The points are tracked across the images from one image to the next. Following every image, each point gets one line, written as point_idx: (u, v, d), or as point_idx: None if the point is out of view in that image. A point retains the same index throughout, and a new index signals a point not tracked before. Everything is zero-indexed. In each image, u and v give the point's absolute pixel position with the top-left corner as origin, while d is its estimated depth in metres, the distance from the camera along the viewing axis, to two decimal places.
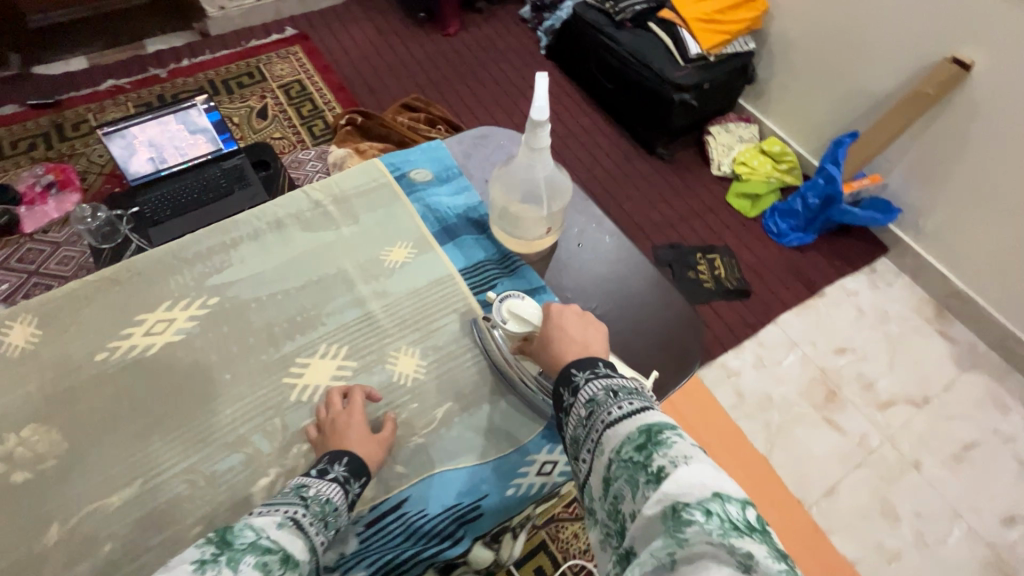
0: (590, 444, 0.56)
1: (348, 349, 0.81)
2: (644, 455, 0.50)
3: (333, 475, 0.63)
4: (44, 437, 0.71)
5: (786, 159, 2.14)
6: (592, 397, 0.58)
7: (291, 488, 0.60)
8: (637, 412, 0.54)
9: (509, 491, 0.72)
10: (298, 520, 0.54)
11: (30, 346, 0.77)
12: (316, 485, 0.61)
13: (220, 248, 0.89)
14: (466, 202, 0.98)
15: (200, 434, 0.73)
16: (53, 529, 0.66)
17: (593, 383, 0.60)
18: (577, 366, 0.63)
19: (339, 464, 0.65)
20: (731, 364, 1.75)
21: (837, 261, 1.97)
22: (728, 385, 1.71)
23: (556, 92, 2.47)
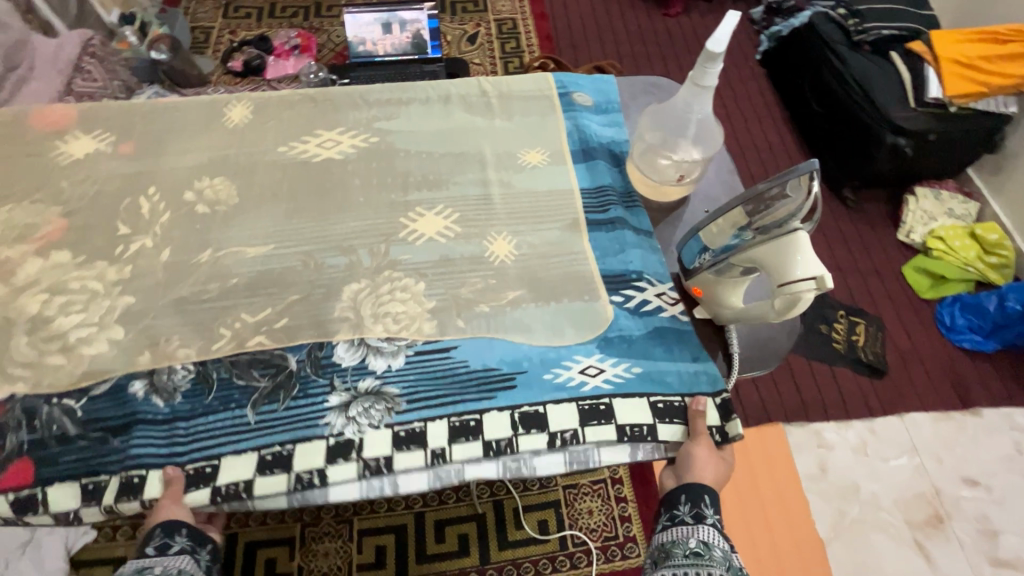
0: (682, 572, 0.65)
1: (459, 217, 0.90)
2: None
3: (176, 547, 0.66)
4: (224, 189, 0.91)
5: (1000, 251, 1.80)
6: (702, 542, 0.67)
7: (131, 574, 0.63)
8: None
9: (548, 375, 0.76)
10: None
11: (241, 122, 0.98)
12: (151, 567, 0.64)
13: (394, 102, 1.02)
14: (613, 135, 1.00)
15: (325, 232, 0.87)
16: (207, 252, 0.84)
17: (713, 530, 0.69)
18: (692, 491, 0.72)
19: (177, 536, 0.66)
20: (826, 435, 1.56)
21: (1012, 386, 1.65)
22: (814, 454, 1.54)
23: (754, 99, 2.31)
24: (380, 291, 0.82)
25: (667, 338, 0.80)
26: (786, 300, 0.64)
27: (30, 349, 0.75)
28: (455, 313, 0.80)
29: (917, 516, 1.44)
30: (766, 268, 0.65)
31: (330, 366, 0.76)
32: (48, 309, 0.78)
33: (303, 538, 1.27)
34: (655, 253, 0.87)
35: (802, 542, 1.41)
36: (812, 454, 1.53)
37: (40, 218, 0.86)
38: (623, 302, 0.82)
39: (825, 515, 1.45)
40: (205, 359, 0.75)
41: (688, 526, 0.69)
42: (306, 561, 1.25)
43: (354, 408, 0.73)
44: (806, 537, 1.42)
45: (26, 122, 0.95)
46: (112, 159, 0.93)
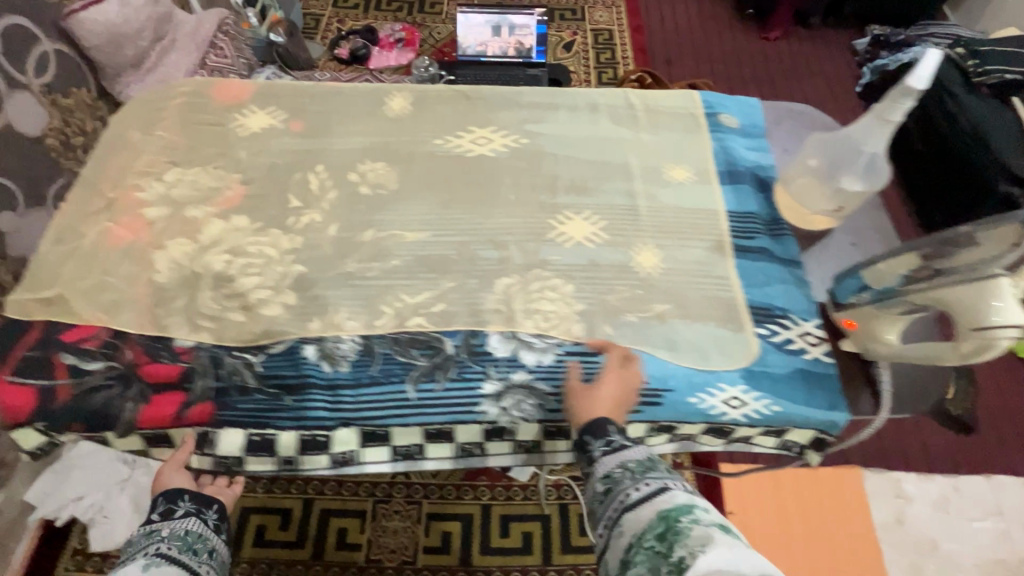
0: (607, 520, 0.62)
1: (607, 225, 0.92)
2: (664, 548, 0.53)
3: (182, 509, 0.72)
4: (386, 174, 0.96)
5: None
6: (609, 473, 0.66)
7: (144, 536, 0.69)
8: (655, 495, 0.60)
9: (692, 399, 0.77)
10: (163, 555, 0.65)
11: (401, 113, 1.03)
12: (159, 529, 0.70)
13: (544, 106, 1.06)
14: (758, 160, 1.01)
15: (478, 225, 0.91)
16: (370, 232, 0.89)
17: (607, 458, 0.67)
18: (600, 424, 0.71)
19: (176, 501, 0.72)
20: (905, 486, 1.51)
21: None
22: (890, 503, 1.49)
23: None
24: (531, 287, 0.85)
25: (812, 378, 0.79)
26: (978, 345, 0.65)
27: (214, 303, 0.81)
28: (604, 318, 0.83)
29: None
30: (954, 314, 0.66)
31: (485, 355, 0.79)
32: (229, 268, 0.84)
33: (375, 512, 1.29)
34: (799, 288, 0.87)
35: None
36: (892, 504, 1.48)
37: (223, 183, 0.93)
38: (769, 328, 0.83)
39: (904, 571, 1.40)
40: (370, 333, 0.80)
41: (599, 459, 0.68)
42: (376, 534, 1.28)
43: (508, 399, 0.76)
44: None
45: (209, 93, 1.03)
46: (284, 135, 0.99)
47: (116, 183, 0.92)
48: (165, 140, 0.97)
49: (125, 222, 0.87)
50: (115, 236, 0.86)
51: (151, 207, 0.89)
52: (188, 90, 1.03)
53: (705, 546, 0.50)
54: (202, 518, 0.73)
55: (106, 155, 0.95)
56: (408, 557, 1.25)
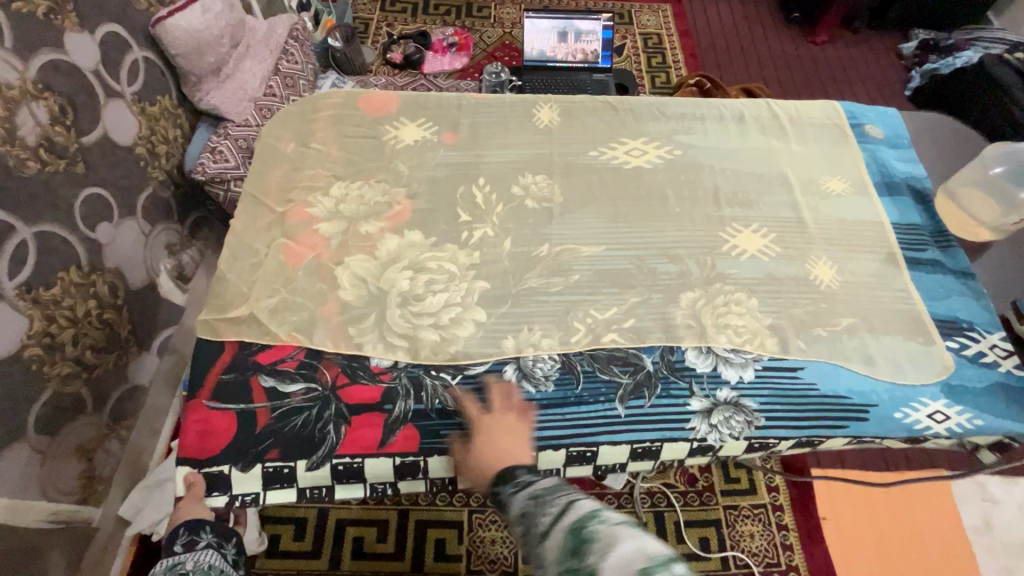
0: (530, 559, 0.57)
1: (776, 237, 0.92)
2: (579, 564, 0.50)
3: (203, 542, 0.70)
4: (547, 187, 0.95)
5: None
6: (521, 511, 0.61)
7: (168, 570, 0.69)
8: (563, 514, 0.56)
9: (897, 414, 0.77)
10: None
11: (551, 124, 1.02)
12: (184, 560, 0.69)
13: (690, 116, 1.05)
14: (910, 171, 1.01)
15: (650, 239, 0.90)
16: (544, 247, 0.89)
17: (515, 496, 0.62)
18: (521, 468, 0.66)
19: (180, 535, 0.70)
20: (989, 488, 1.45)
21: None
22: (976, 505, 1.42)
23: None
24: (716, 302, 0.85)
25: (1011, 392, 0.79)
26: None
27: (404, 320, 0.80)
28: (794, 333, 0.83)
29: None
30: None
31: (687, 372, 0.78)
32: (412, 285, 0.83)
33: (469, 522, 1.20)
34: (977, 301, 0.87)
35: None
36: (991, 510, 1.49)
37: (388, 197, 0.92)
38: (958, 342, 0.83)
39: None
40: (568, 351, 0.79)
41: (511, 499, 0.63)
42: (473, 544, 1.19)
43: (716, 416, 0.75)
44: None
45: (356, 104, 1.02)
46: (438, 148, 0.98)
47: (281, 198, 0.90)
48: (321, 153, 0.96)
49: (299, 238, 0.86)
50: (293, 253, 0.85)
51: (323, 223, 0.88)
52: (335, 101, 1.02)
53: (621, 550, 0.48)
54: (216, 547, 0.72)
55: (262, 168, 0.94)
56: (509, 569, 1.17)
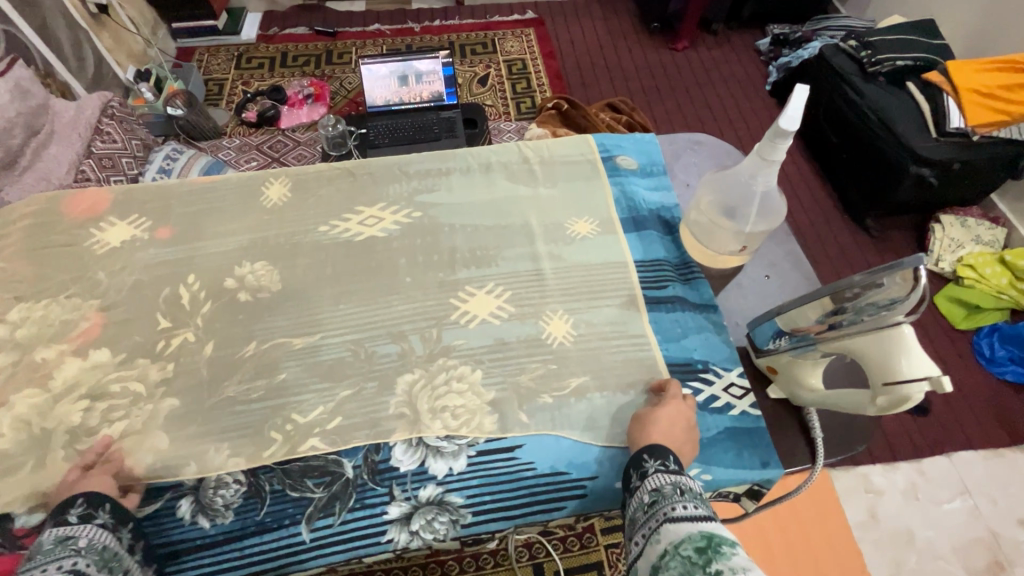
0: (649, 530, 0.57)
1: (511, 296, 0.86)
2: (701, 556, 0.49)
3: (99, 520, 0.61)
4: (266, 274, 0.87)
5: None
6: (657, 487, 0.60)
7: (52, 543, 0.56)
8: (705, 517, 0.54)
9: (617, 483, 0.72)
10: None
11: (280, 202, 0.95)
12: (77, 536, 0.58)
13: (435, 172, 1.00)
14: (661, 200, 0.98)
15: (376, 318, 0.84)
16: (251, 345, 0.81)
17: (661, 475, 0.62)
18: (656, 449, 0.66)
19: (70, 508, 0.60)
20: (873, 481, 1.71)
21: None
22: (862, 500, 1.68)
23: (790, 161, 2.49)
24: (436, 381, 0.78)
25: (741, 435, 0.74)
26: (888, 399, 0.59)
27: (68, 462, 0.70)
28: (517, 404, 0.76)
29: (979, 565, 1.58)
30: (864, 362, 0.61)
31: (390, 472, 0.71)
32: (93, 409, 0.74)
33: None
34: (718, 335, 0.83)
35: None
36: (864, 500, 1.68)
37: (78, 312, 0.82)
38: (690, 387, 0.78)
39: (887, 566, 1.59)
40: (258, 470, 0.71)
41: (663, 475, 0.62)
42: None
43: (416, 521, 0.68)
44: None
45: (59, 208, 0.93)
46: (148, 245, 0.90)
47: None
48: (7, 272, 0.86)
49: None
50: None
51: None
52: (35, 208, 0.93)
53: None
54: (101, 524, 0.61)
55: None
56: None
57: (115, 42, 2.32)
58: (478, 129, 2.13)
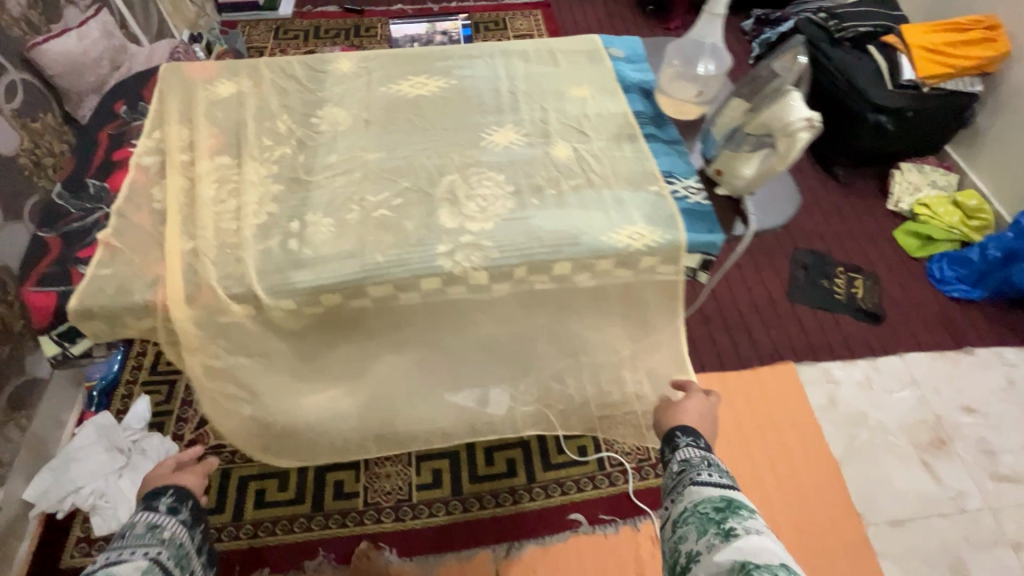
0: (679, 494, 0.88)
1: (526, 132, 1.14)
2: (719, 510, 0.80)
3: (179, 516, 0.92)
4: (338, 115, 1.15)
5: (979, 216, 2.26)
6: (687, 460, 0.94)
7: (149, 526, 0.87)
8: (724, 487, 0.85)
9: (603, 239, 0.97)
10: (157, 559, 0.82)
11: (347, 70, 1.24)
12: (160, 526, 0.88)
13: (466, 56, 1.29)
14: (641, 77, 1.26)
15: (425, 142, 1.11)
16: (332, 157, 1.08)
17: (690, 449, 0.96)
18: (685, 431, 1.01)
19: (162, 499, 0.93)
20: (834, 374, 1.96)
21: (998, 325, 2.10)
22: (823, 388, 1.94)
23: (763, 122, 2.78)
24: (470, 179, 1.05)
25: (695, 214, 1.02)
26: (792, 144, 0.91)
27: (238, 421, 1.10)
28: (532, 193, 1.04)
29: (923, 438, 1.82)
30: (769, 125, 0.93)
31: (439, 228, 0.97)
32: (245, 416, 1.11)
33: (368, 463, 1.72)
34: (681, 158, 1.10)
35: (827, 489, 1.74)
36: (825, 388, 1.93)
37: (202, 135, 1.10)
38: (659, 184, 1.05)
39: (842, 440, 1.83)
40: (341, 225, 0.98)
41: (691, 449, 0.96)
42: (371, 480, 1.69)
43: (458, 253, 0.95)
44: (830, 477, 1.76)
45: (182, 71, 1.21)
46: (250, 97, 1.18)
47: (112, 144, 1.09)
48: (149, 110, 1.14)
49: (123, 170, 1.04)
50: (114, 183, 1.02)
51: (143, 158, 1.05)
52: (164, 71, 1.21)
53: (762, 533, 0.74)
54: (177, 519, 0.92)
55: (98, 126, 1.12)
56: (404, 495, 1.67)
57: (174, 9, 2.63)
58: None
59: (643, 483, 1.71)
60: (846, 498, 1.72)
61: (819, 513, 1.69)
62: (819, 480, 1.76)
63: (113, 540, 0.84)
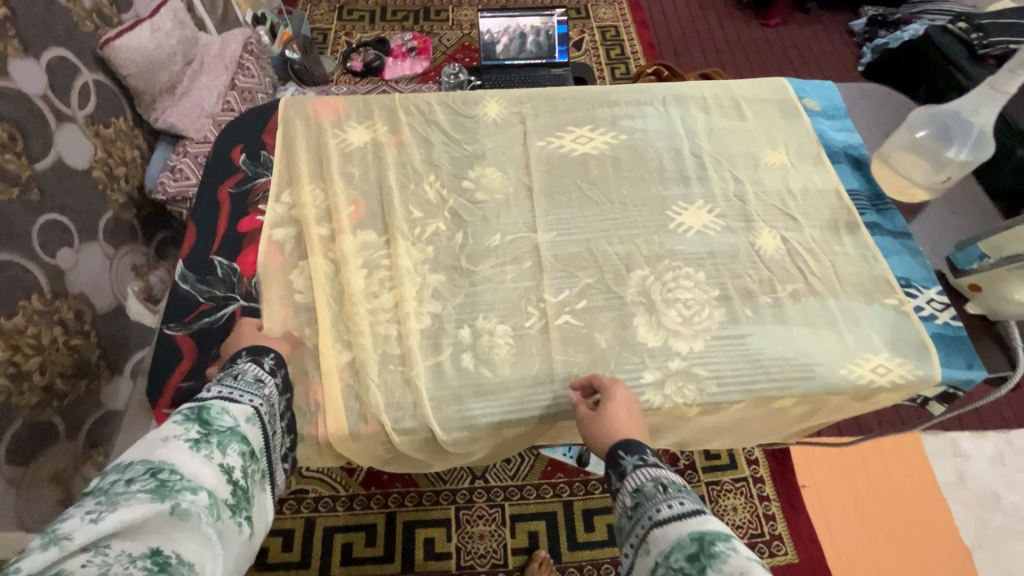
0: (636, 539, 0.57)
1: (720, 212, 0.95)
2: (694, 561, 0.49)
3: (277, 374, 0.67)
4: (496, 178, 0.97)
5: None
6: (638, 486, 0.60)
7: (248, 375, 0.63)
8: (691, 513, 0.55)
9: (841, 371, 0.80)
10: (260, 413, 0.60)
11: (498, 117, 1.04)
12: (266, 382, 0.65)
13: (633, 102, 1.08)
14: (847, 140, 1.04)
15: (602, 223, 0.93)
16: (496, 237, 0.90)
17: (640, 471, 0.62)
18: (629, 444, 0.65)
19: (266, 356, 0.68)
20: (962, 445, 1.59)
21: None
22: (950, 462, 1.57)
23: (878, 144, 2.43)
24: (665, 277, 0.87)
25: (948, 341, 0.83)
26: None
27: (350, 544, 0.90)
28: (743, 301, 0.86)
29: None
30: None
31: (640, 347, 0.81)
32: None
33: (459, 519, 1.43)
34: (915, 258, 0.91)
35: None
36: (952, 462, 1.56)
37: (341, 199, 0.93)
38: (897, 296, 0.86)
39: (972, 525, 1.49)
40: (522, 335, 0.81)
41: (645, 468, 0.62)
42: (464, 541, 1.41)
43: (669, 386, 0.78)
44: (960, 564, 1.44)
45: (304, 110, 1.03)
46: (388, 148, 0.99)
47: (234, 207, 0.91)
48: (273, 162, 0.96)
49: (254, 245, 0.87)
50: (247, 262, 0.85)
51: (276, 229, 0.89)
52: (284, 112, 1.02)
53: None
54: (279, 382, 0.67)
55: (214, 181, 0.95)
56: (499, 560, 1.40)
57: None
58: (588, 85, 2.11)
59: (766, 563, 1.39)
60: None
61: None
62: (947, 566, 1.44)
63: (216, 379, 0.62)
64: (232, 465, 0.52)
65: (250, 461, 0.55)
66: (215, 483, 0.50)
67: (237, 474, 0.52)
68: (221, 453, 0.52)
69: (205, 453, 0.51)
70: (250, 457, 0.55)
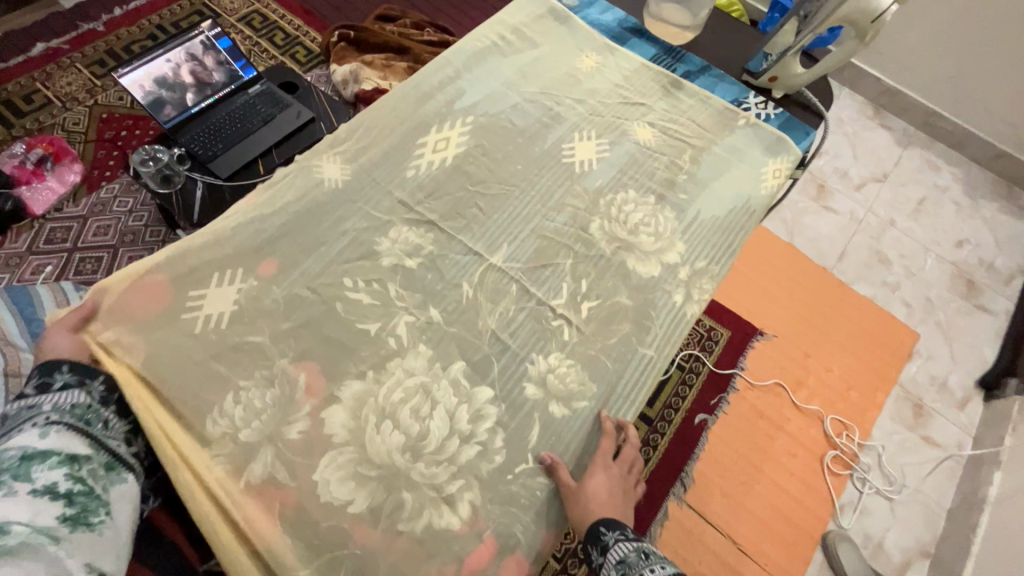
0: None
1: (597, 133, 0.99)
2: None
3: (58, 381, 0.65)
4: (411, 234, 0.84)
5: None
6: (622, 558, 0.67)
7: (26, 406, 0.64)
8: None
9: (762, 192, 0.97)
10: (64, 424, 0.63)
11: (345, 176, 0.87)
12: (53, 398, 0.64)
13: (447, 81, 1.00)
14: (615, 18, 1.15)
15: (531, 206, 0.90)
16: (465, 287, 0.81)
17: (622, 545, 0.68)
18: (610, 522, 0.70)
19: (58, 370, 0.66)
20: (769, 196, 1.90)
21: None
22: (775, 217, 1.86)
23: None
24: (613, 215, 0.90)
25: (788, 125, 1.06)
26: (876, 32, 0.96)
27: None
28: (671, 190, 0.95)
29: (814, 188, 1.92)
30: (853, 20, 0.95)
31: (651, 283, 0.85)
32: None
33: None
34: (725, 80, 1.10)
35: (814, 272, 1.76)
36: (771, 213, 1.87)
37: (283, 379, 0.71)
38: (742, 115, 1.04)
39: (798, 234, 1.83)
40: (572, 349, 0.78)
41: (622, 542, 0.68)
42: None
43: (693, 292, 0.86)
44: (827, 282, 1.75)
45: (110, 318, 0.71)
46: (271, 287, 0.76)
47: None
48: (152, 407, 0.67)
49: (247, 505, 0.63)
50: (257, 527, 0.62)
51: (249, 468, 0.65)
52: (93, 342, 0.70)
53: None
54: (85, 386, 0.66)
55: None
56: None
57: None
58: (305, 89, 1.49)
59: (717, 352, 1.57)
60: (841, 286, 1.75)
61: (846, 316, 1.70)
62: (825, 288, 1.74)
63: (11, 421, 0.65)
64: (52, 480, 0.58)
65: (72, 466, 0.61)
66: (38, 506, 0.56)
67: (63, 485, 0.59)
68: (27, 482, 0.57)
69: (7, 491, 0.56)
70: (68, 463, 0.61)
